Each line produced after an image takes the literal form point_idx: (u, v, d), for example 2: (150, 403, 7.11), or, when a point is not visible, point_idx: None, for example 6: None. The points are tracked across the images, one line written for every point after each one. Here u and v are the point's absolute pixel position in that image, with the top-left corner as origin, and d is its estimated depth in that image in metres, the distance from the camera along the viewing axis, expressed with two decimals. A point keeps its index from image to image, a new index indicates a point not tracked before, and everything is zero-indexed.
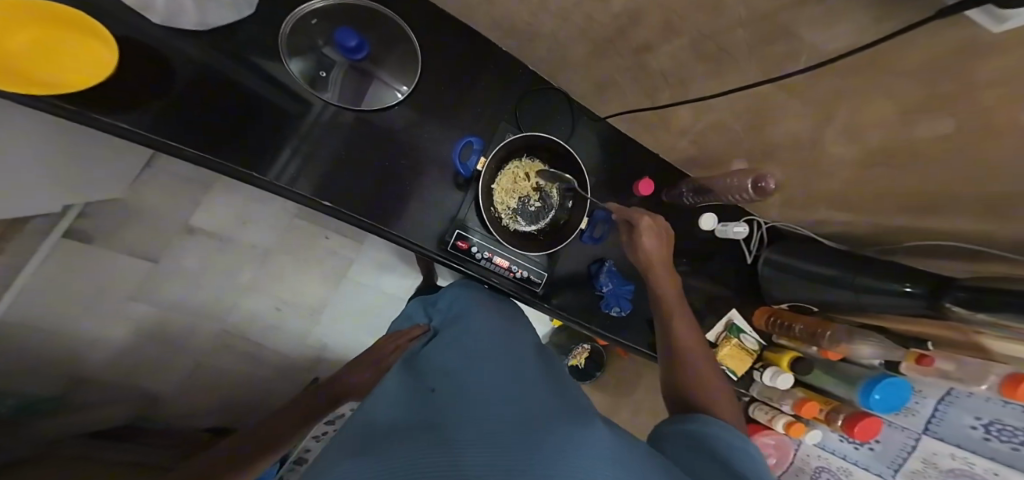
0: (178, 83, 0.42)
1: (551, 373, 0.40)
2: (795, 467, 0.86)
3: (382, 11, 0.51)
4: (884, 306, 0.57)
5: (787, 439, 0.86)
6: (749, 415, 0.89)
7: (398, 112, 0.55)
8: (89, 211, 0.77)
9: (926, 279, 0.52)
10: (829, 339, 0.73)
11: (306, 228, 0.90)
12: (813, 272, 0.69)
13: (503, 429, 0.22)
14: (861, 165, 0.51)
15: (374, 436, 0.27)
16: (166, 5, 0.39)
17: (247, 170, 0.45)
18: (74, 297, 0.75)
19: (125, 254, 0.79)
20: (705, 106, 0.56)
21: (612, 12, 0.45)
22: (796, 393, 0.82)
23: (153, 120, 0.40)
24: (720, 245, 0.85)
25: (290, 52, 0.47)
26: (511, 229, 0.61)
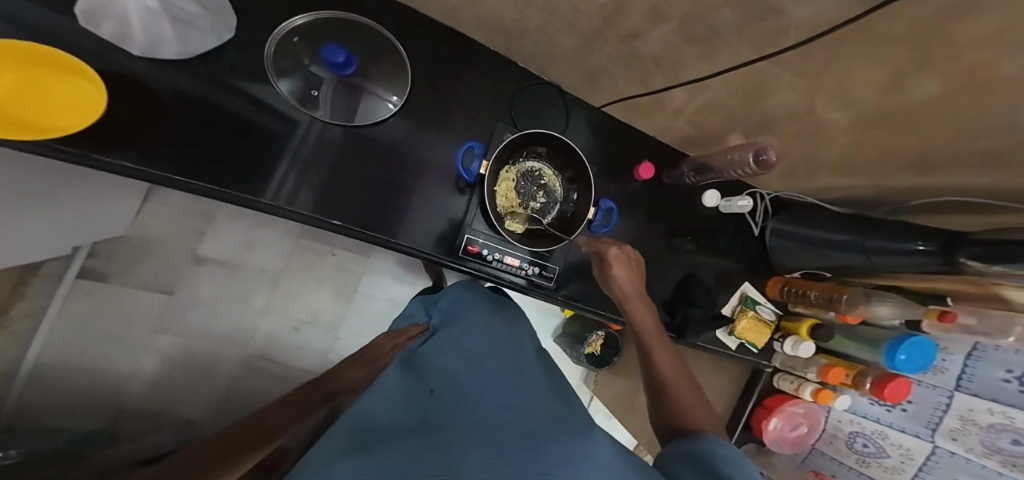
0: (158, 109, 0.41)
1: (547, 382, 0.41)
2: (830, 435, 0.84)
3: (365, 22, 0.51)
4: (896, 266, 0.56)
5: (817, 407, 0.85)
6: (773, 385, 0.89)
7: (393, 124, 0.55)
8: (99, 250, 0.78)
9: (938, 236, 0.50)
10: (848, 302, 0.72)
11: (312, 246, 0.92)
12: (822, 237, 0.68)
13: (497, 432, 0.23)
14: (862, 129, 0.50)
15: (367, 437, 0.26)
16: (146, 33, 0.39)
17: (230, 191, 0.45)
18: (96, 335, 0.78)
19: (143, 289, 0.81)
20: (698, 87, 0.56)
21: (596, 5, 0.44)
22: (820, 360, 0.81)
23: (133, 147, 0.40)
24: (726, 221, 0.84)
25: (277, 73, 0.46)
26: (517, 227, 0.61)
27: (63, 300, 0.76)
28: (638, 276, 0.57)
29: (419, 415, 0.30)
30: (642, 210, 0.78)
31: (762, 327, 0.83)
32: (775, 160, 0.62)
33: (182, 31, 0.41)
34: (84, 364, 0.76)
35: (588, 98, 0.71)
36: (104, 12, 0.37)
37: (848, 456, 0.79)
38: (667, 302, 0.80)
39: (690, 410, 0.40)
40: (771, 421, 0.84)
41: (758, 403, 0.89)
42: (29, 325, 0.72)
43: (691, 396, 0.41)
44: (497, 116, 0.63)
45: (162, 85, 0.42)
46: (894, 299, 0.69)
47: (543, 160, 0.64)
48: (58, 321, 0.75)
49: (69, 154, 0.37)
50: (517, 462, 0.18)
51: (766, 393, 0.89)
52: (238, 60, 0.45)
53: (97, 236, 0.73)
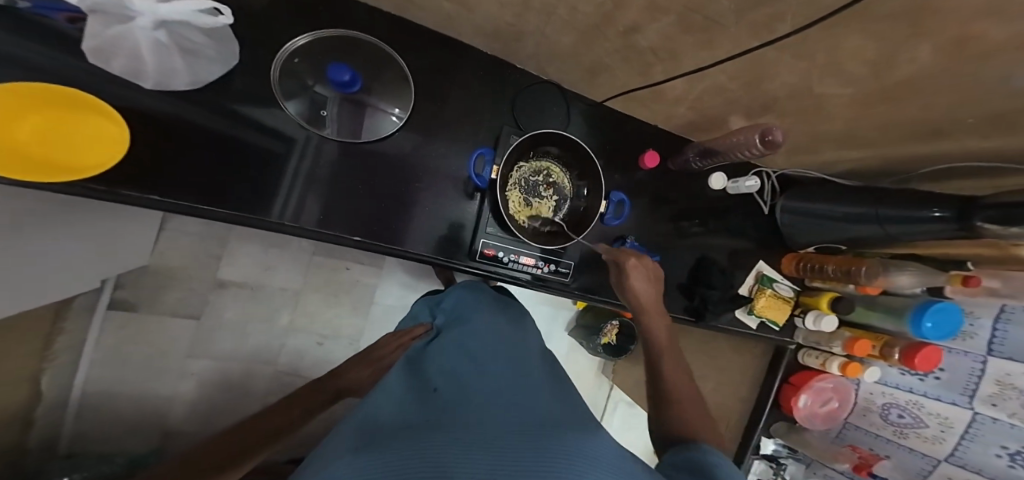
0: (165, 138, 0.43)
1: (553, 386, 0.42)
2: (863, 407, 0.82)
3: (365, 39, 0.52)
4: (915, 233, 0.56)
5: (846, 381, 0.83)
6: (800, 361, 0.87)
7: (402, 137, 0.57)
8: (125, 281, 0.82)
9: (951, 200, 0.50)
10: (867, 275, 0.70)
11: (326, 262, 0.95)
12: (835, 212, 0.68)
13: (500, 434, 0.24)
14: (866, 102, 0.50)
15: (373, 435, 0.28)
16: (157, 66, 0.39)
17: (237, 214, 0.46)
18: (135, 362, 0.83)
19: (173, 315, 0.85)
20: (699, 76, 0.56)
21: (594, 4, 0.44)
22: (844, 333, 0.79)
23: (148, 180, 0.42)
24: (734, 202, 0.84)
25: (285, 96, 0.48)
26: (528, 225, 0.62)
27: (100, 332, 0.80)
28: (657, 287, 0.55)
29: (422, 414, 0.31)
30: (648, 198, 0.79)
31: (781, 304, 0.83)
32: (782, 140, 0.61)
33: (192, 61, 0.41)
34: (128, 387, 0.82)
35: (588, 93, 0.71)
36: (114, 48, 0.37)
37: (883, 427, 0.78)
38: (683, 288, 0.80)
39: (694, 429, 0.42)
40: (801, 398, 0.83)
41: (785, 381, 0.88)
42: (72, 357, 0.76)
43: (694, 414, 0.44)
44: (501, 120, 0.65)
45: (179, 118, 0.43)
46: (915, 266, 0.67)
47: (552, 159, 0.66)
48: (98, 350, 0.80)
49: (99, 192, 0.39)
50: (512, 463, 0.20)
51: (791, 369, 0.88)
52: (251, 90, 0.47)
53: (120, 269, 0.76)
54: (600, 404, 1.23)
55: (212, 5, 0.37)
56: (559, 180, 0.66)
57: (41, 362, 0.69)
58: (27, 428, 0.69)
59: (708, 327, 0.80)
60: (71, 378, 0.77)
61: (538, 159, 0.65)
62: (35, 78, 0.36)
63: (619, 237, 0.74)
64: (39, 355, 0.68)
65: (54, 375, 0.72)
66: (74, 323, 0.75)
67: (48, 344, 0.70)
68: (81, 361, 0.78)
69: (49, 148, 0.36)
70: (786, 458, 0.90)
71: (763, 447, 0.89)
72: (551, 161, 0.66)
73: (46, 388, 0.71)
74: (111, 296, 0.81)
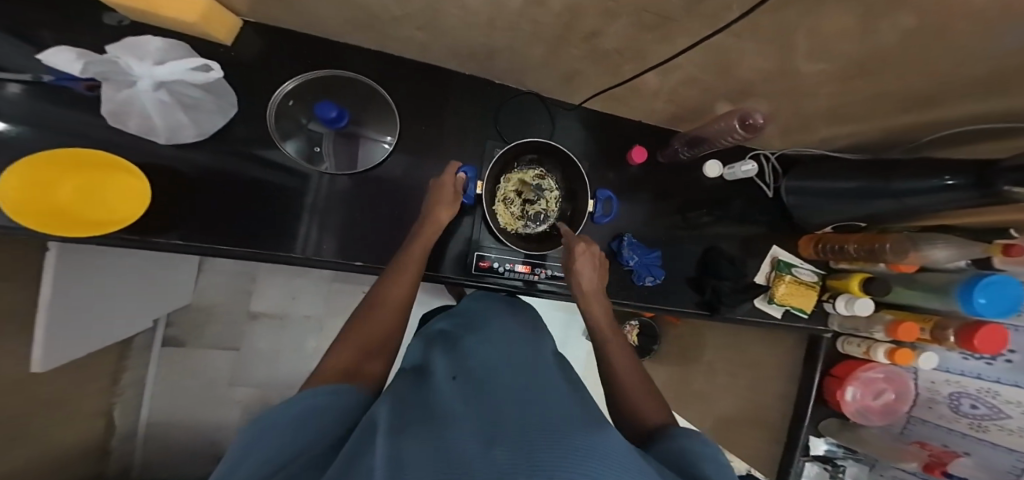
0: (193, 188, 0.49)
1: (571, 385, 0.42)
2: (927, 398, 0.71)
3: (346, 75, 0.56)
4: (933, 206, 0.50)
5: (898, 370, 0.73)
6: (841, 351, 0.80)
7: (395, 161, 0.60)
8: (175, 319, 0.91)
9: (969, 167, 0.44)
10: (893, 252, 0.65)
11: (346, 288, 0.99)
12: (845, 189, 0.63)
13: (526, 430, 0.24)
14: (843, 74, 0.48)
15: (396, 417, 0.30)
16: (165, 122, 0.45)
17: (255, 251, 0.52)
18: (189, 392, 0.91)
19: (215, 348, 0.93)
20: (670, 68, 0.55)
21: (553, 13, 0.43)
22: (885, 316, 0.71)
23: (179, 229, 0.48)
24: (737, 189, 0.82)
25: (283, 137, 0.53)
26: (518, 233, 0.66)
27: (156, 368, 0.89)
28: (599, 273, 0.57)
29: (443, 404, 0.33)
30: (645, 194, 0.78)
31: (806, 290, 0.78)
32: (763, 123, 0.62)
33: (194, 114, 0.46)
34: (185, 417, 0.90)
35: (567, 98, 0.71)
36: (127, 112, 0.43)
37: (955, 420, 0.66)
38: (696, 279, 0.78)
39: (651, 414, 0.41)
40: (846, 390, 0.74)
41: (826, 373, 0.80)
42: (137, 391, 0.85)
43: (648, 399, 0.43)
44: (486, 134, 0.66)
45: (190, 169, 0.48)
46: (946, 240, 0.62)
47: (536, 166, 0.68)
48: (157, 384, 0.89)
49: (129, 241, 0.45)
50: (535, 442, 0.21)
51: (831, 361, 0.81)
52: (250, 134, 0.51)
53: (168, 309, 0.84)
54: None
55: (202, 63, 0.43)
56: (546, 185, 0.68)
57: (112, 397, 0.78)
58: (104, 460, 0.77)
59: (727, 320, 0.78)
60: (138, 412, 0.86)
61: (522, 169, 0.67)
62: (70, 144, 0.43)
63: (617, 235, 0.75)
64: (109, 392, 0.77)
65: (124, 409, 0.81)
66: (137, 361, 0.84)
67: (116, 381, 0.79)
68: (144, 395, 0.87)
69: (82, 206, 0.42)
70: (845, 459, 0.80)
71: (813, 447, 0.80)
72: (536, 168, 0.68)
73: (119, 422, 0.80)
74: (163, 335, 0.90)
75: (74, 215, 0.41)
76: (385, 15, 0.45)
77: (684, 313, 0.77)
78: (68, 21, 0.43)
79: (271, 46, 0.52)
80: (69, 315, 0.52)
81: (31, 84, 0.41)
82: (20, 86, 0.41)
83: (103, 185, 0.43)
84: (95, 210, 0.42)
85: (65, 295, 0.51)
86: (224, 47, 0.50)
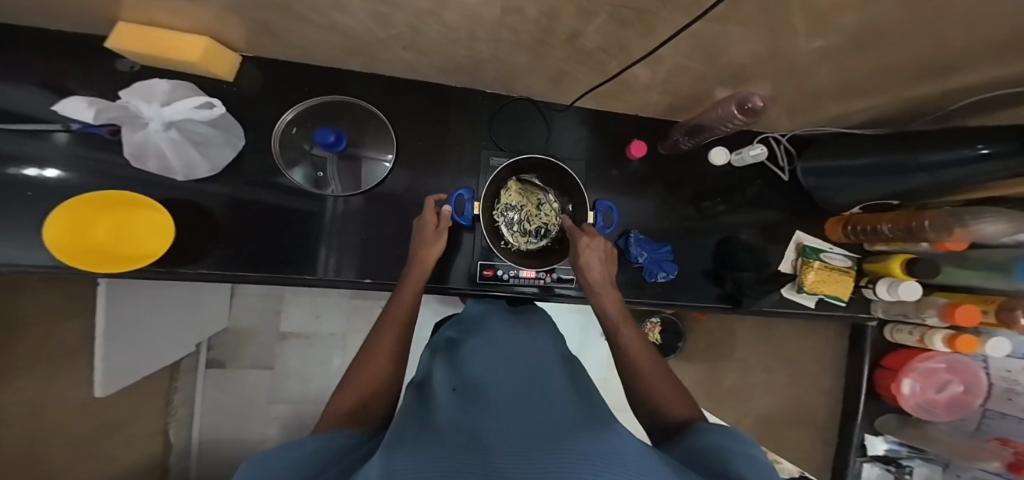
0: (221, 218, 0.54)
1: (576, 389, 0.42)
2: (1004, 390, 0.57)
3: (343, 99, 0.58)
4: (972, 177, 0.43)
5: (964, 358, 0.61)
6: (889, 339, 0.69)
7: (395, 179, 0.61)
8: (216, 342, 0.97)
9: (1005, 132, 0.38)
10: (934, 230, 0.55)
11: (364, 304, 1.03)
12: (864, 166, 0.57)
13: (531, 440, 0.25)
14: (842, 51, 0.43)
15: (391, 433, 0.29)
16: (180, 161, 0.49)
17: (277, 274, 0.55)
18: (231, 411, 0.96)
19: (252, 367, 0.98)
20: (656, 61, 0.50)
21: (529, 19, 0.40)
22: (937, 300, 0.60)
23: (212, 259, 0.53)
24: (751, 176, 0.77)
25: (290, 165, 0.56)
26: (521, 249, 0.63)
27: (201, 389, 0.95)
28: (609, 265, 0.52)
29: (441, 414, 0.32)
30: (650, 189, 0.73)
31: (840, 277, 0.70)
32: (764, 106, 0.54)
33: (204, 150, 0.51)
34: (229, 436, 0.95)
35: (558, 99, 0.68)
36: (146, 153, 0.47)
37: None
38: (715, 272, 0.73)
39: (670, 406, 0.39)
40: (901, 382, 0.63)
41: (876, 365, 0.69)
42: (187, 411, 0.92)
43: (668, 390, 0.40)
44: (481, 143, 0.66)
45: (209, 202, 0.53)
46: (995, 212, 0.50)
47: (532, 181, 0.65)
48: (204, 404, 0.95)
49: (159, 272, 0.50)
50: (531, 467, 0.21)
51: (881, 352, 0.69)
52: (258, 164, 0.55)
53: (209, 332, 0.90)
54: None
55: (206, 101, 0.47)
56: (545, 199, 0.65)
57: (165, 417, 0.85)
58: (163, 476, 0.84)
59: (752, 313, 0.72)
60: (190, 429, 0.93)
61: (519, 184, 0.65)
62: (101, 185, 0.48)
63: (623, 233, 0.70)
64: (163, 413, 0.84)
65: (177, 427, 0.88)
66: (184, 383, 0.92)
67: (167, 402, 0.87)
68: (194, 413, 0.93)
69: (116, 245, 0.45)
70: (910, 460, 0.64)
71: (871, 446, 0.67)
72: (533, 182, 0.65)
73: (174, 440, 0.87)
74: (206, 357, 0.96)
75: (110, 253, 0.45)
76: (370, 38, 0.47)
77: (703, 307, 0.72)
78: (91, 72, 0.48)
79: (269, 77, 0.56)
80: (120, 341, 0.58)
81: (68, 132, 0.47)
82: (65, 134, 0.47)
83: (133, 223, 0.46)
84: (126, 247, 0.46)
85: (115, 324, 0.57)
86: (227, 82, 0.54)
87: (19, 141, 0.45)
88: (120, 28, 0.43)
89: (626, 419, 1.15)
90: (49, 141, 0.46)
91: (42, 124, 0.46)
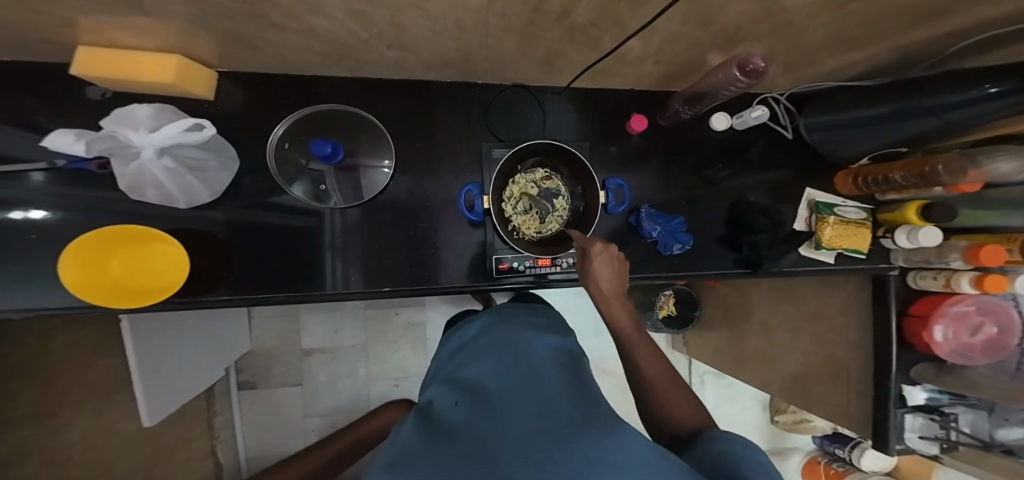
0: (227, 242, 0.53)
1: (582, 386, 0.42)
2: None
3: (334, 109, 0.57)
4: (985, 116, 0.41)
5: (995, 299, 0.60)
6: (912, 286, 0.66)
7: (396, 183, 0.60)
8: (243, 366, 0.96)
9: (1014, 67, 0.36)
10: (947, 173, 0.52)
11: (380, 313, 1.02)
12: (868, 116, 0.55)
13: (532, 454, 0.25)
14: (835, 6, 0.41)
15: (402, 451, 0.32)
16: (179, 189, 0.48)
17: (291, 292, 0.55)
18: (265, 430, 0.97)
19: (282, 386, 0.98)
20: (651, 31, 0.48)
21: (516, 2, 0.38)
22: (958, 243, 0.59)
23: (222, 286, 0.52)
24: (755, 136, 0.75)
25: (289, 182, 0.55)
26: (531, 240, 0.62)
27: (240, 411, 0.96)
28: (622, 274, 0.47)
29: (449, 427, 0.35)
30: (654, 162, 0.72)
31: (857, 230, 0.69)
32: (766, 65, 0.51)
33: (202, 175, 0.49)
34: (275, 452, 0.97)
35: (551, 82, 0.67)
36: (143, 184, 0.46)
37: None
38: (730, 239, 0.72)
39: (680, 416, 0.39)
40: (934, 330, 0.59)
41: (904, 314, 0.66)
42: (230, 433, 0.93)
43: (679, 401, 0.40)
44: (478, 136, 0.65)
45: (213, 226, 0.52)
46: (1010, 149, 0.48)
47: (542, 166, 0.64)
48: (244, 425, 0.96)
49: (183, 303, 0.50)
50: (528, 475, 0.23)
51: (907, 300, 0.66)
52: (256, 183, 0.54)
53: (235, 355, 0.90)
54: (687, 381, 1.21)
55: (195, 122, 0.46)
56: (551, 186, 0.64)
57: (211, 440, 0.87)
58: None
59: (773, 275, 0.70)
60: (236, 450, 0.95)
61: (526, 173, 0.64)
62: (96, 220, 0.48)
63: (633, 210, 0.69)
64: (208, 436, 0.86)
65: (224, 448, 0.90)
66: (223, 406, 0.92)
67: (211, 425, 0.88)
68: (237, 434, 0.95)
69: (134, 279, 0.44)
70: (952, 407, 0.62)
71: (911, 397, 0.63)
72: (542, 168, 0.64)
73: (223, 460, 0.89)
74: (236, 380, 0.96)
75: (132, 287, 0.43)
76: (353, 40, 0.46)
77: (721, 275, 0.71)
78: (70, 105, 0.47)
79: (251, 92, 0.55)
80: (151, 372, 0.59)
81: (49, 170, 0.46)
82: (43, 173, 0.46)
83: (148, 254, 0.45)
84: (145, 280, 0.44)
85: (144, 355, 0.57)
86: (209, 102, 0.53)
87: (4, 185, 0.44)
88: (82, 54, 0.42)
89: None
90: (27, 182, 0.45)
91: (22, 164, 0.45)
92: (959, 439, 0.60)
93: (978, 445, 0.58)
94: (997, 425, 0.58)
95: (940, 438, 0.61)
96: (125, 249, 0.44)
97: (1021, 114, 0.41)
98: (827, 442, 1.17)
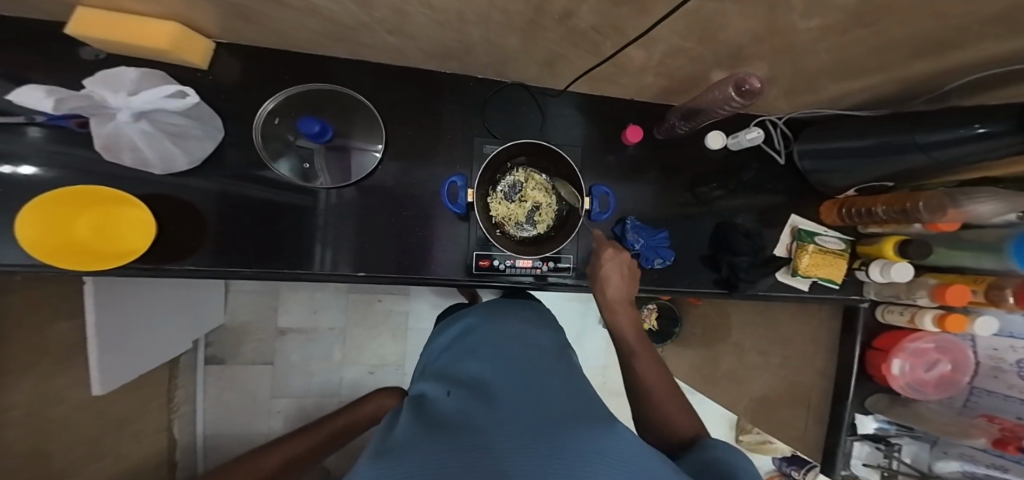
0: (207, 213, 0.52)
1: (575, 381, 0.43)
2: (992, 367, 0.57)
3: (328, 88, 0.56)
4: (971, 157, 0.43)
5: (953, 338, 0.62)
6: (881, 322, 0.69)
7: (385, 170, 0.59)
8: (213, 339, 0.96)
9: (1003, 110, 0.37)
10: (927, 211, 0.54)
11: (363, 298, 1.02)
12: (858, 148, 0.57)
13: (528, 441, 0.26)
14: (834, 34, 0.42)
15: (392, 442, 0.31)
16: (159, 156, 0.47)
17: (261, 268, 0.54)
18: (234, 405, 0.97)
19: (252, 363, 0.98)
20: (653, 42, 0.48)
21: None
22: (928, 281, 0.61)
23: (190, 255, 0.51)
24: (749, 159, 0.76)
25: (275, 158, 0.54)
26: (515, 238, 0.62)
27: (204, 385, 0.96)
28: (630, 283, 0.50)
29: (445, 416, 0.35)
30: (647, 174, 0.72)
31: (835, 260, 0.70)
32: (763, 87, 0.52)
33: (183, 143, 0.48)
34: (235, 431, 0.97)
35: (552, 84, 0.66)
36: (120, 147, 0.45)
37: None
38: (710, 258, 0.73)
39: (676, 421, 0.40)
40: (891, 363, 0.63)
41: (868, 347, 0.69)
42: (190, 407, 0.93)
43: (676, 408, 0.41)
44: (474, 130, 0.64)
45: (189, 194, 0.51)
46: (990, 192, 0.49)
47: (528, 168, 0.64)
48: (206, 400, 0.96)
49: (144, 270, 0.49)
50: (527, 460, 0.24)
51: (874, 332, 0.69)
52: (243, 157, 0.53)
53: (204, 329, 0.89)
54: None
55: (177, 88, 0.44)
56: (541, 186, 0.64)
57: (168, 415, 0.86)
58: (172, 472, 0.86)
59: (750, 297, 0.71)
60: (194, 427, 0.94)
61: (516, 171, 0.64)
62: (74, 179, 0.46)
63: (621, 220, 0.70)
64: (165, 411, 0.86)
65: (181, 423, 0.90)
66: (185, 380, 0.92)
67: (170, 399, 0.87)
68: (197, 410, 0.94)
69: (98, 241, 0.43)
70: (898, 438, 0.66)
71: (861, 426, 0.67)
72: (528, 169, 0.64)
73: (179, 435, 0.89)
74: (205, 354, 0.96)
75: (93, 250, 0.42)
76: (352, 22, 0.45)
77: (699, 293, 0.72)
78: (50, 57, 0.45)
79: (246, 63, 0.54)
80: (113, 337, 0.58)
81: (36, 125, 0.44)
82: (37, 128, 0.45)
83: (119, 215, 0.44)
84: (110, 244, 0.43)
85: (106, 322, 0.56)
86: (201, 71, 0.52)
87: None
88: (78, 14, 0.41)
89: (622, 403, 1.17)
90: (12, 133, 0.44)
91: (8, 117, 0.43)
92: (899, 468, 0.65)
93: (916, 475, 0.63)
94: (937, 458, 0.62)
95: (881, 466, 0.66)
96: (91, 209, 0.42)
97: (1006, 157, 0.42)
98: (785, 464, 1.20)
